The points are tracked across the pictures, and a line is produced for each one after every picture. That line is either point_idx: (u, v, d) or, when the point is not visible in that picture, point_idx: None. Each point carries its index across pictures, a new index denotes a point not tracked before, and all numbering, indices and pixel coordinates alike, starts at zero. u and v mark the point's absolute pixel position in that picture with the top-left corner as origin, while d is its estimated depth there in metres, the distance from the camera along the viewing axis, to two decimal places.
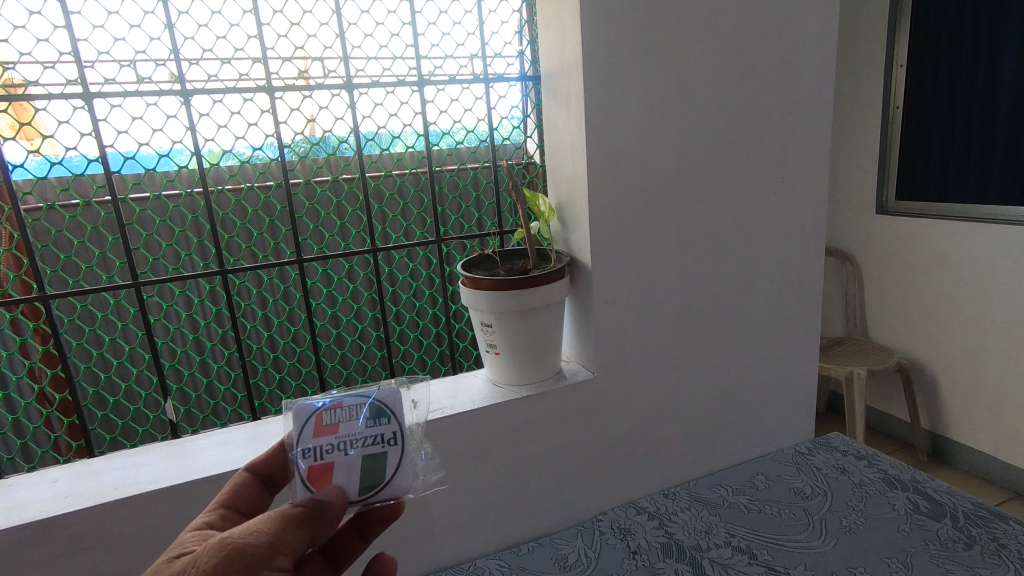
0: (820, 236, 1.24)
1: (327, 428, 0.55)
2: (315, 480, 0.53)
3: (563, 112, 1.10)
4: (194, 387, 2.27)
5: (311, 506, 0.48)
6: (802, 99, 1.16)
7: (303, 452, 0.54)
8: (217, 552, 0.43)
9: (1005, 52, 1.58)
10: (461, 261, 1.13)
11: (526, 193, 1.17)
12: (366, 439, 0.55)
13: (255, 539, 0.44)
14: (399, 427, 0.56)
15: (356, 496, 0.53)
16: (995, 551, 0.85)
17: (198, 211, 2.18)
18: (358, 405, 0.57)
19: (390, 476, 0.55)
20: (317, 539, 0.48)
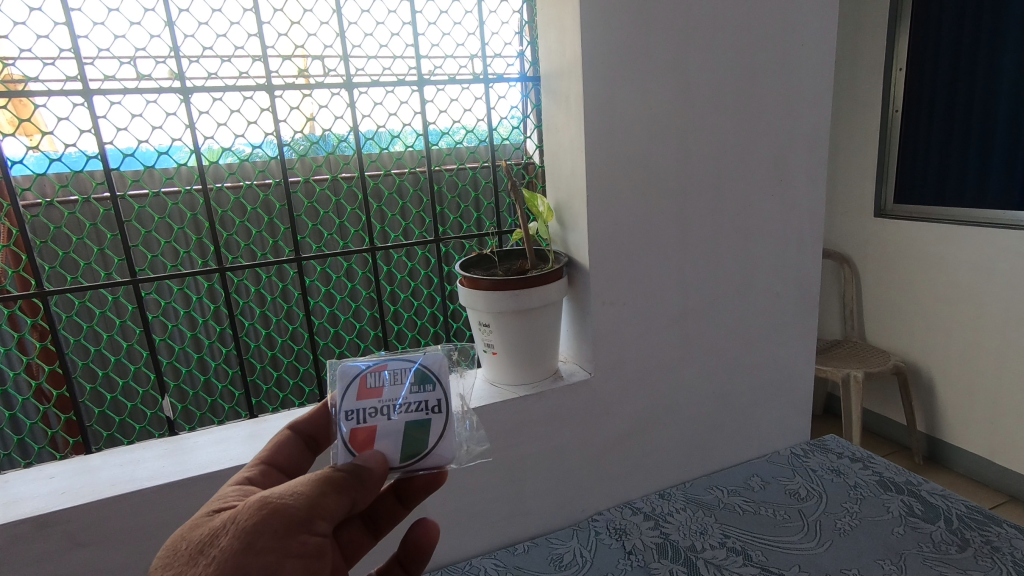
0: (816, 237, 1.29)
1: (370, 391, 0.59)
2: (357, 442, 0.56)
3: (562, 112, 1.09)
4: (191, 383, 2.55)
5: (351, 472, 0.50)
6: (801, 101, 1.18)
7: (346, 413, 0.58)
8: (258, 510, 0.46)
9: (1005, 60, 1.97)
10: (461, 260, 1.16)
11: (525, 192, 1.15)
12: (408, 405, 0.58)
13: (294, 501, 0.47)
14: (443, 396, 0.60)
15: (398, 462, 0.56)
16: (987, 553, 0.99)
17: (196, 209, 2.37)
18: (403, 370, 0.61)
19: (434, 444, 0.57)
20: (356, 504, 0.50)
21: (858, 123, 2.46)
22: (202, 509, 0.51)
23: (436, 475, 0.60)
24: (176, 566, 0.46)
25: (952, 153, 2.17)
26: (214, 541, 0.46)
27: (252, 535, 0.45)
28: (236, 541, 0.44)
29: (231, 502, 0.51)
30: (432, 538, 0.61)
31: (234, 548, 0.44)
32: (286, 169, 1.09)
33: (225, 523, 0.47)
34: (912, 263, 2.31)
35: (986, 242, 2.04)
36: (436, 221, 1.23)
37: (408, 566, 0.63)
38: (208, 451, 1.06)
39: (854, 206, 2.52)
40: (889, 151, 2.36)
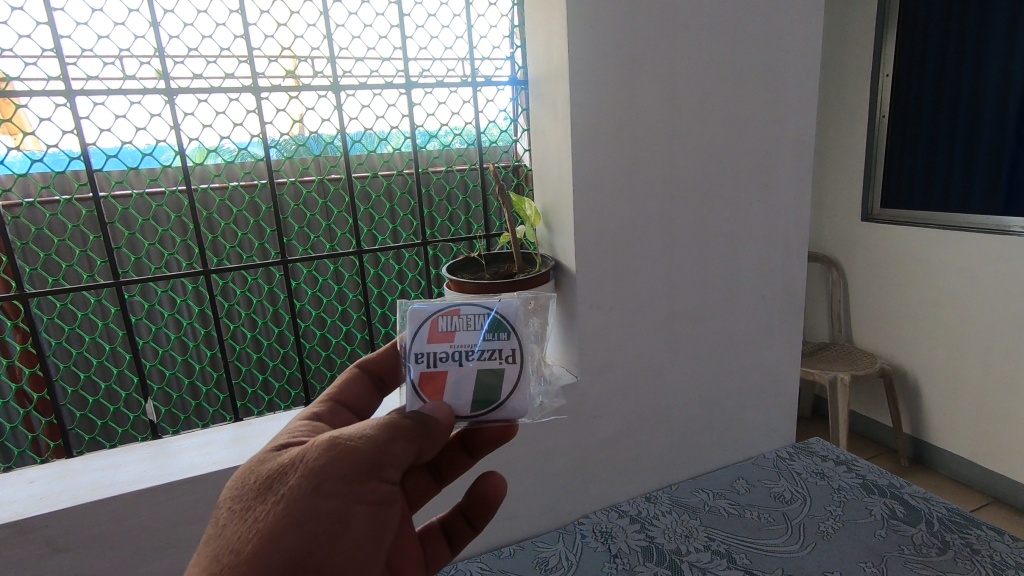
0: (802, 242, 1.31)
1: (442, 335, 0.59)
2: (426, 388, 0.57)
3: (550, 117, 1.09)
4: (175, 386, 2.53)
5: (418, 420, 0.50)
6: (787, 107, 1.20)
7: (416, 356, 0.58)
8: (327, 451, 0.46)
9: (989, 68, 2.01)
10: (447, 263, 1.17)
11: (512, 195, 1.16)
12: (480, 353, 0.58)
13: (363, 444, 0.47)
14: (517, 346, 0.58)
15: (467, 411, 0.57)
16: (967, 555, 1.00)
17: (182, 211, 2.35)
18: (477, 316, 0.60)
19: (506, 396, 0.57)
20: (425, 450, 0.50)
21: (846, 129, 2.49)
22: (271, 442, 0.51)
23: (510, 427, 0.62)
24: (245, 497, 0.47)
25: (938, 159, 2.20)
26: (283, 477, 0.46)
27: (321, 478, 0.45)
28: (304, 481, 0.45)
29: (298, 439, 0.52)
30: (500, 493, 0.65)
31: (303, 488, 0.45)
32: (272, 172, 1.07)
33: (293, 459, 0.47)
34: (898, 267, 2.34)
35: (970, 247, 2.07)
36: (423, 225, 1.22)
37: (472, 518, 0.66)
38: (189, 456, 1.05)
39: (843, 210, 2.54)
40: (876, 156, 2.39)
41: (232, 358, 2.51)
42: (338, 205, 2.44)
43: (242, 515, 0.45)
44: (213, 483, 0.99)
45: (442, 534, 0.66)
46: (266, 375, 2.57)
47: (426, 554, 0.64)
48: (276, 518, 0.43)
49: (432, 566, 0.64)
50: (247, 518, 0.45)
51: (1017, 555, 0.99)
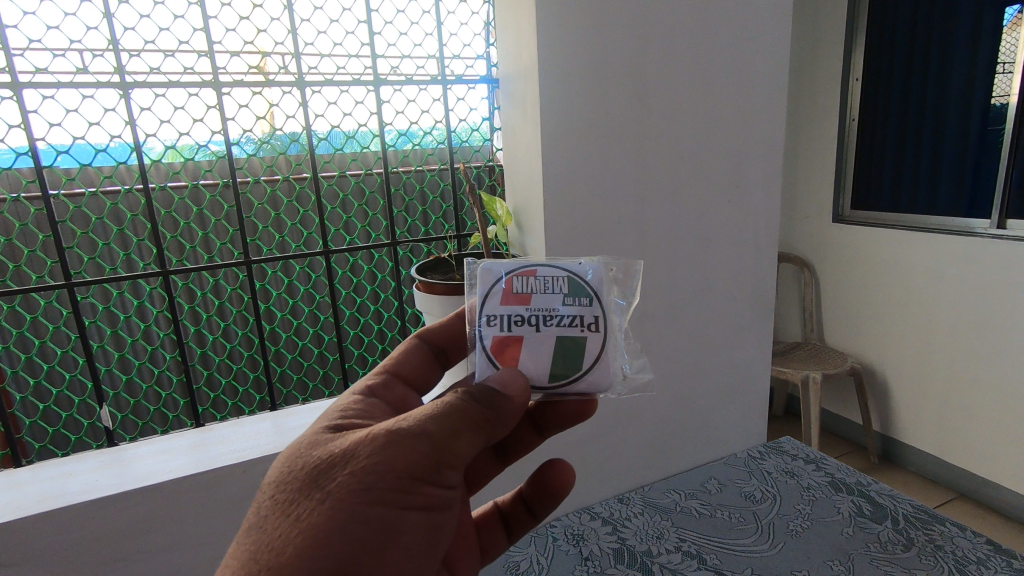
0: (772, 242, 1.32)
1: (514, 297, 0.55)
2: (500, 353, 0.54)
3: (520, 116, 1.08)
4: (131, 393, 2.47)
5: (486, 409, 0.46)
6: (757, 109, 1.21)
7: (489, 318, 0.55)
8: (382, 447, 0.42)
9: (954, 73, 2.08)
10: (417, 263, 1.15)
11: (483, 195, 1.15)
12: (561, 319, 0.55)
13: (423, 440, 0.43)
14: (601, 313, 0.55)
15: (546, 382, 0.54)
16: (930, 552, 1.02)
17: (137, 210, 2.33)
18: (556, 279, 0.56)
19: (588, 368, 0.54)
20: (487, 442, 0.47)
21: (817, 131, 2.54)
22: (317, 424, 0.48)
23: (584, 406, 0.60)
24: (288, 490, 0.43)
25: (909, 160, 2.26)
26: (331, 471, 0.43)
27: (374, 481, 0.42)
28: (355, 479, 0.41)
29: (348, 424, 0.48)
30: (565, 484, 0.64)
31: (354, 487, 0.41)
32: (234, 170, 1.04)
33: (343, 452, 0.43)
34: (868, 267, 2.39)
35: (935, 247, 2.13)
36: (392, 223, 1.20)
37: (535, 507, 0.65)
38: (147, 462, 1.01)
39: (816, 211, 2.60)
40: (847, 158, 2.46)
41: (193, 362, 2.47)
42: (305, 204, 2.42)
43: (285, 511, 0.42)
44: (171, 492, 0.96)
45: (501, 519, 0.67)
46: (232, 377, 2.52)
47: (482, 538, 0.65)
48: (323, 520, 0.40)
49: (487, 549, 0.65)
50: (291, 515, 0.41)
51: (978, 550, 1.01)
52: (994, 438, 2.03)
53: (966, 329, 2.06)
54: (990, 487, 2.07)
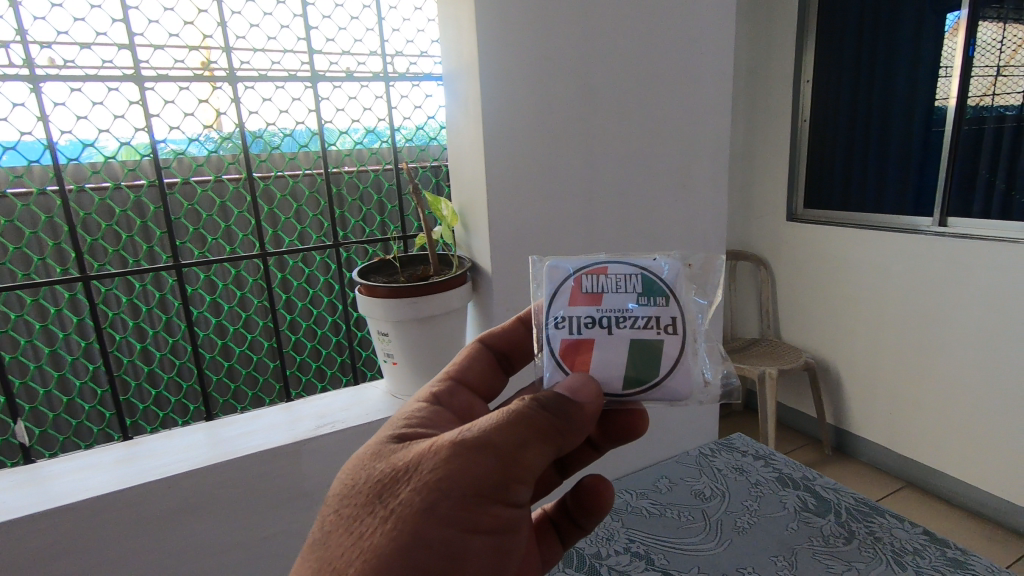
0: (721, 241, 1.33)
1: (588, 297, 0.58)
2: (572, 355, 0.56)
3: (463, 114, 1.06)
4: (50, 406, 2.38)
5: (553, 421, 0.47)
6: (705, 107, 1.22)
7: (561, 319, 0.57)
8: (446, 463, 0.43)
9: (898, 76, 2.20)
10: (359, 266, 1.12)
11: (427, 195, 1.12)
12: (636, 319, 0.57)
13: (488, 456, 0.44)
14: (677, 313, 0.57)
15: (621, 390, 0.55)
16: (869, 544, 1.04)
17: (52, 212, 2.28)
18: (628, 278, 0.58)
19: (666, 372, 0.56)
20: (555, 453, 0.48)
21: (771, 132, 2.62)
22: (385, 433, 0.50)
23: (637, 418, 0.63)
24: (356, 503, 0.46)
25: (864, 159, 2.36)
26: (395, 486, 0.45)
27: (439, 498, 0.43)
28: (419, 497, 0.43)
29: (414, 433, 0.50)
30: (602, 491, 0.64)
31: (417, 505, 0.43)
32: (160, 169, 0.99)
33: (407, 467, 0.45)
34: (823, 264, 2.47)
35: (882, 243, 2.24)
36: (335, 225, 1.16)
37: (579, 519, 0.65)
38: (68, 480, 0.95)
39: (770, 209, 2.68)
40: (799, 157, 2.56)
41: (119, 372, 2.40)
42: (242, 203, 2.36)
43: (353, 525, 0.44)
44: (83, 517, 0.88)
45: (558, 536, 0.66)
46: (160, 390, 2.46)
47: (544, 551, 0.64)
48: (388, 537, 0.42)
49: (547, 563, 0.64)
50: (358, 529, 0.44)
51: (914, 541, 1.04)
52: (942, 428, 2.13)
53: (917, 323, 2.17)
54: (939, 476, 2.18)
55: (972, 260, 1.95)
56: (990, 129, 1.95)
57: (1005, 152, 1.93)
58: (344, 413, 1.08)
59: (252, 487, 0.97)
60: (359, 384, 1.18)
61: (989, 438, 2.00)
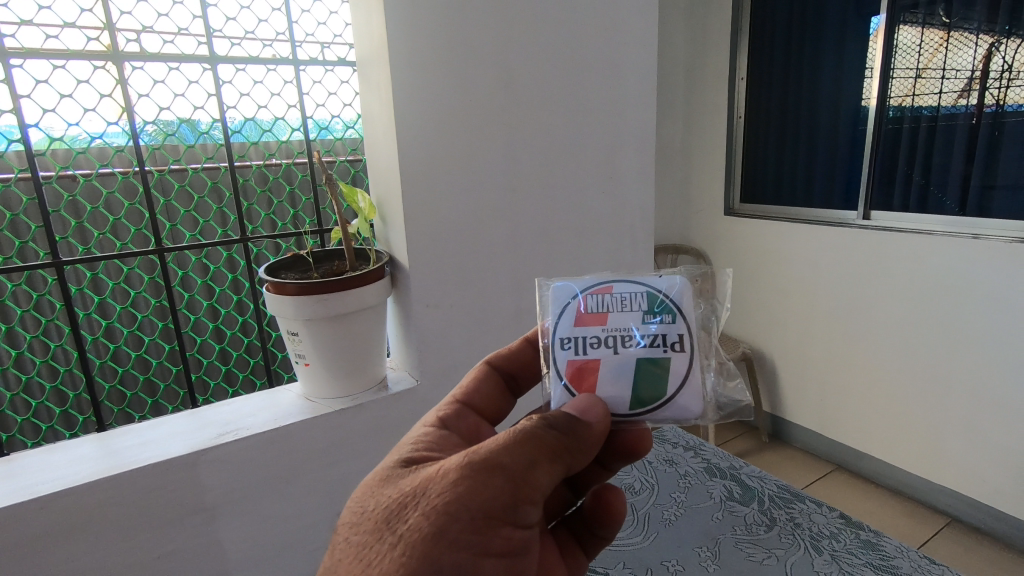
0: (647, 234, 1.36)
1: (596, 317, 0.66)
2: (579, 372, 0.64)
3: (376, 103, 1.03)
4: None
5: (557, 443, 0.52)
6: (627, 101, 1.24)
7: (568, 340, 0.65)
8: (457, 488, 0.48)
9: (823, 76, 2.29)
10: (269, 261, 1.04)
11: (342, 185, 1.05)
12: (641, 338, 0.64)
13: (496, 479, 0.49)
14: (681, 331, 0.65)
15: (627, 410, 0.63)
16: (789, 529, 1.06)
17: None
18: (631, 299, 0.66)
19: (672, 389, 0.63)
20: (561, 473, 0.53)
21: (708, 130, 2.71)
22: (396, 461, 0.56)
23: (641, 435, 0.68)
24: (370, 529, 0.51)
25: (794, 158, 2.45)
26: (406, 513, 0.49)
27: (453, 521, 0.48)
28: (431, 523, 0.48)
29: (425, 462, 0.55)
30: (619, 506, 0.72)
31: (428, 531, 0.47)
32: (33, 157, 0.90)
33: (418, 495, 0.50)
34: (758, 258, 2.58)
35: (810, 236, 2.35)
36: (242, 219, 1.09)
37: (598, 529, 0.72)
38: None
39: (709, 205, 2.77)
40: (734, 153, 2.64)
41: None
42: (128, 196, 2.33)
43: (368, 551, 0.49)
44: None
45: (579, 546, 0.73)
46: (43, 401, 2.29)
47: (568, 559, 0.70)
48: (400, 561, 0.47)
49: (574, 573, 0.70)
50: (372, 555, 0.49)
51: (831, 525, 1.06)
52: (866, 411, 2.29)
53: (842, 313, 2.29)
54: (865, 458, 2.34)
55: (892, 252, 2.08)
56: (907, 128, 2.05)
57: (921, 151, 2.02)
58: (247, 419, 1.00)
59: (143, 503, 0.89)
60: (272, 388, 1.11)
61: (907, 420, 2.16)
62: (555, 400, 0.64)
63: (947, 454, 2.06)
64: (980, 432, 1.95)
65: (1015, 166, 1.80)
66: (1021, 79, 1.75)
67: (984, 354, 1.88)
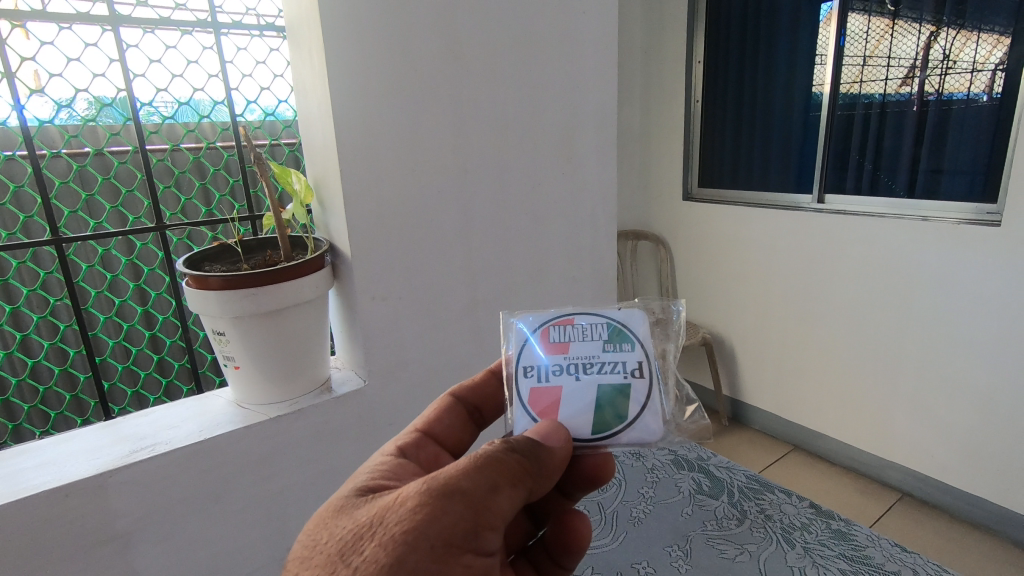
0: (608, 218, 1.30)
1: (557, 347, 0.67)
2: (539, 398, 0.64)
3: (308, 71, 0.92)
4: None
5: (520, 466, 0.50)
6: (586, 74, 1.17)
7: (529, 369, 0.66)
8: (415, 515, 0.45)
9: (777, 60, 2.28)
10: (190, 252, 0.92)
11: (273, 164, 0.93)
12: (601, 366, 0.66)
13: (456, 504, 0.47)
14: (641, 358, 0.66)
15: (589, 434, 0.62)
16: (760, 523, 1.02)
17: None
18: (591, 328, 0.68)
19: (633, 413, 0.63)
20: (523, 498, 0.51)
21: (666, 113, 2.67)
22: (350, 488, 0.52)
23: (605, 461, 0.65)
24: (321, 561, 0.47)
25: (751, 143, 2.45)
26: (361, 543, 0.46)
27: (411, 549, 0.44)
28: (387, 553, 0.44)
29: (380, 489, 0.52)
30: (581, 538, 0.69)
31: (385, 561, 0.44)
32: None
33: (373, 524, 0.47)
34: (716, 242, 2.57)
35: (765, 221, 2.35)
36: (158, 205, 1.02)
37: (559, 559, 0.69)
38: None
39: (667, 189, 2.74)
40: (692, 138, 2.61)
41: None
42: (16, 178, 2.09)
43: None
44: None
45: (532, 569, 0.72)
46: None
47: None
48: None
49: None
50: None
51: (802, 516, 1.03)
52: (821, 392, 2.32)
53: (797, 295, 2.31)
54: (820, 437, 2.38)
55: (845, 234, 2.09)
56: (859, 113, 2.05)
57: (874, 135, 2.03)
58: (169, 431, 0.89)
59: (35, 535, 0.76)
60: (202, 395, 0.99)
61: (860, 400, 2.19)
62: (517, 427, 0.64)
63: (899, 431, 2.10)
64: (929, 410, 1.99)
65: (960, 149, 1.83)
66: (958, 67, 1.78)
67: (933, 333, 1.92)
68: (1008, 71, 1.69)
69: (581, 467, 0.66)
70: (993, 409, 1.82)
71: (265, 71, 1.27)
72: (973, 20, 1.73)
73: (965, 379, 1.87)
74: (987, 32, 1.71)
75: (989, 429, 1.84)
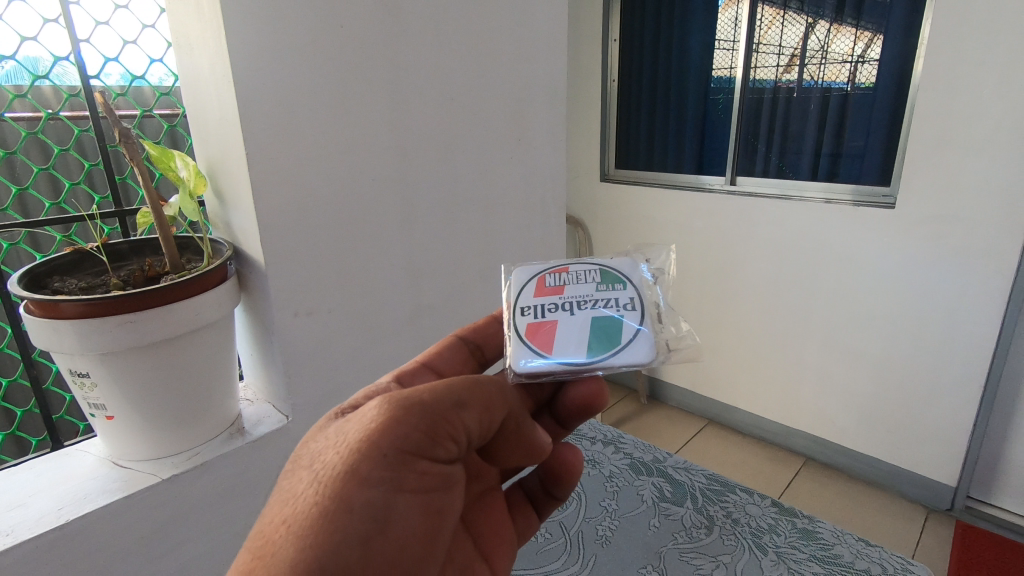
0: (556, 206, 1.20)
1: (553, 289, 0.64)
2: (535, 331, 0.60)
3: (196, 21, 0.72)
4: None
5: (485, 392, 0.49)
6: (534, 45, 1.06)
7: (525, 308, 0.62)
8: (374, 421, 0.44)
9: (691, 39, 2.26)
10: (31, 262, 0.68)
11: (149, 146, 0.72)
12: (594, 301, 0.62)
13: (415, 412, 0.45)
14: (634, 294, 0.63)
15: (582, 361, 0.58)
16: (730, 529, 0.98)
17: None
18: (585, 271, 0.65)
19: (627, 340, 0.59)
20: (490, 422, 0.50)
21: (582, 91, 2.58)
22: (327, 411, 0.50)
23: (595, 392, 0.60)
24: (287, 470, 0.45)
25: (667, 125, 2.44)
26: (324, 454, 0.44)
27: (366, 458, 0.42)
28: (345, 456, 0.42)
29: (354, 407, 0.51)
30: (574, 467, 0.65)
31: (343, 464, 0.42)
32: None
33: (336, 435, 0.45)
34: (634, 223, 2.55)
35: (681, 205, 2.36)
36: None
37: (552, 488, 0.66)
38: None
39: (584, 169, 2.67)
40: (609, 117, 2.55)
41: None
42: None
43: (280, 491, 0.44)
44: None
45: (527, 501, 0.67)
46: None
47: (517, 522, 0.65)
48: (308, 495, 0.41)
49: (522, 536, 0.65)
50: (285, 492, 0.43)
51: (768, 517, 1.01)
52: (733, 368, 2.41)
53: (711, 276, 2.35)
54: (733, 411, 2.47)
55: (756, 215, 2.14)
56: (767, 97, 2.08)
57: (779, 118, 2.08)
58: (13, 509, 0.67)
59: None
60: (60, 457, 0.77)
61: (769, 373, 2.29)
62: (511, 361, 0.58)
63: (803, 402, 2.22)
64: (830, 380, 2.12)
65: (857, 134, 1.90)
66: (831, 58, 1.90)
67: (835, 309, 2.02)
68: (877, 63, 1.80)
69: (569, 402, 0.61)
70: (885, 377, 1.96)
71: (128, 19, 0.99)
72: (847, 13, 1.83)
73: (861, 350, 1.99)
74: (873, 25, 1.78)
75: (881, 395, 1.99)
